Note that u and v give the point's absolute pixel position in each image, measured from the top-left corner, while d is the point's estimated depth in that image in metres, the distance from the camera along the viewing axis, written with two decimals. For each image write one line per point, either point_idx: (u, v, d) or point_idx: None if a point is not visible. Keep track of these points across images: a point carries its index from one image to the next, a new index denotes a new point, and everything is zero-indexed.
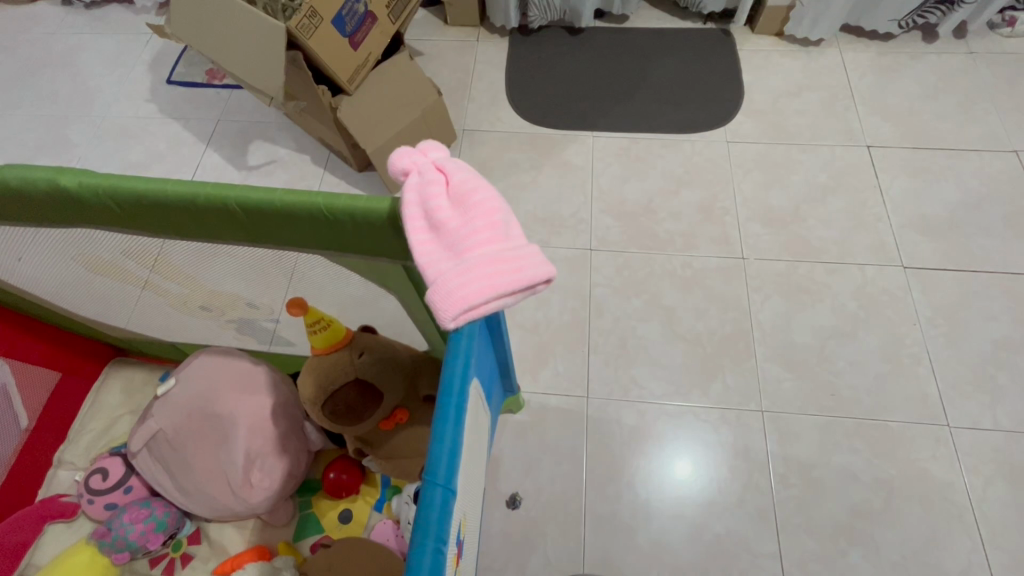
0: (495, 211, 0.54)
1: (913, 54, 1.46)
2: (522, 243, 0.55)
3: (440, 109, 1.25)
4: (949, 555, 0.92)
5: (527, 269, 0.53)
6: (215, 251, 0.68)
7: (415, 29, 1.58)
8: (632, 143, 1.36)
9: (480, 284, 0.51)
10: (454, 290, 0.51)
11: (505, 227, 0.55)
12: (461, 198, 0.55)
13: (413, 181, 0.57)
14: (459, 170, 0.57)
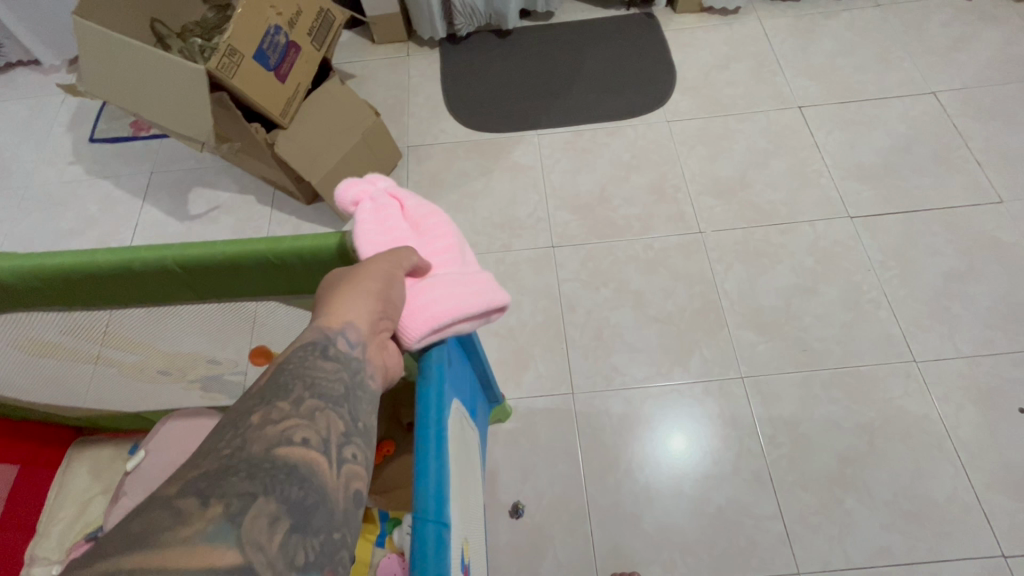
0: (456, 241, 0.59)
1: (826, 14, 1.53)
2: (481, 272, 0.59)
3: (382, 129, 1.23)
4: (935, 486, 0.96)
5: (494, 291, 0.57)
6: (163, 315, 0.65)
7: (342, 52, 1.56)
8: (577, 136, 1.37)
9: (448, 300, 0.52)
10: (421, 308, 0.52)
11: (461, 252, 0.58)
12: (418, 225, 0.58)
13: (366, 206, 0.57)
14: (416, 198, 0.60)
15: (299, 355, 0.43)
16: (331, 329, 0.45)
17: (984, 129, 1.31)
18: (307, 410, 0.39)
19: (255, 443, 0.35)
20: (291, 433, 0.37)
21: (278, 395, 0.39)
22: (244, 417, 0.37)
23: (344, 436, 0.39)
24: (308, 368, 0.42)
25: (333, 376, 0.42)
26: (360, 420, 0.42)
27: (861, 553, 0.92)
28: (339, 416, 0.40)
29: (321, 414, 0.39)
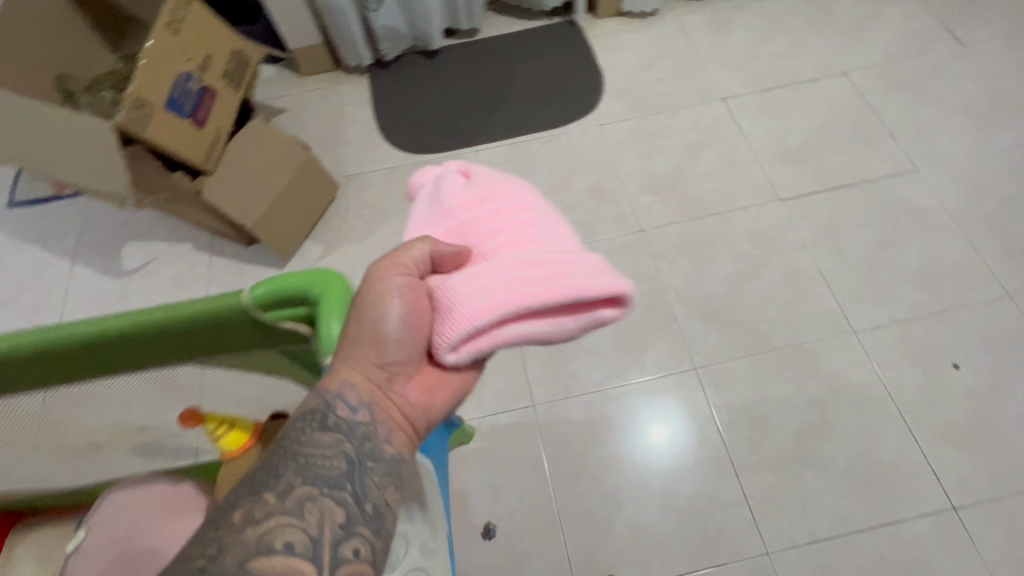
0: (519, 217, 0.53)
1: (739, 6, 1.58)
2: (555, 252, 0.50)
3: (314, 163, 1.22)
4: (886, 449, 0.99)
5: (563, 279, 0.48)
6: (67, 402, 0.58)
7: (270, 88, 1.54)
8: (513, 148, 1.39)
9: (501, 292, 0.47)
10: (454, 307, 0.48)
11: (530, 232, 0.52)
12: (483, 200, 0.55)
13: (432, 188, 0.58)
14: (481, 172, 0.58)
15: (299, 427, 0.46)
16: (327, 397, 0.48)
17: (895, 102, 1.38)
18: (293, 501, 0.41)
19: (231, 552, 0.38)
20: (272, 538, 0.39)
21: (265, 487, 0.42)
22: (227, 513, 0.40)
23: (340, 528, 0.42)
24: (304, 444, 0.45)
25: (327, 454, 0.45)
26: (359, 503, 0.44)
27: (824, 524, 0.94)
28: (331, 502, 0.43)
29: (312, 505, 0.42)
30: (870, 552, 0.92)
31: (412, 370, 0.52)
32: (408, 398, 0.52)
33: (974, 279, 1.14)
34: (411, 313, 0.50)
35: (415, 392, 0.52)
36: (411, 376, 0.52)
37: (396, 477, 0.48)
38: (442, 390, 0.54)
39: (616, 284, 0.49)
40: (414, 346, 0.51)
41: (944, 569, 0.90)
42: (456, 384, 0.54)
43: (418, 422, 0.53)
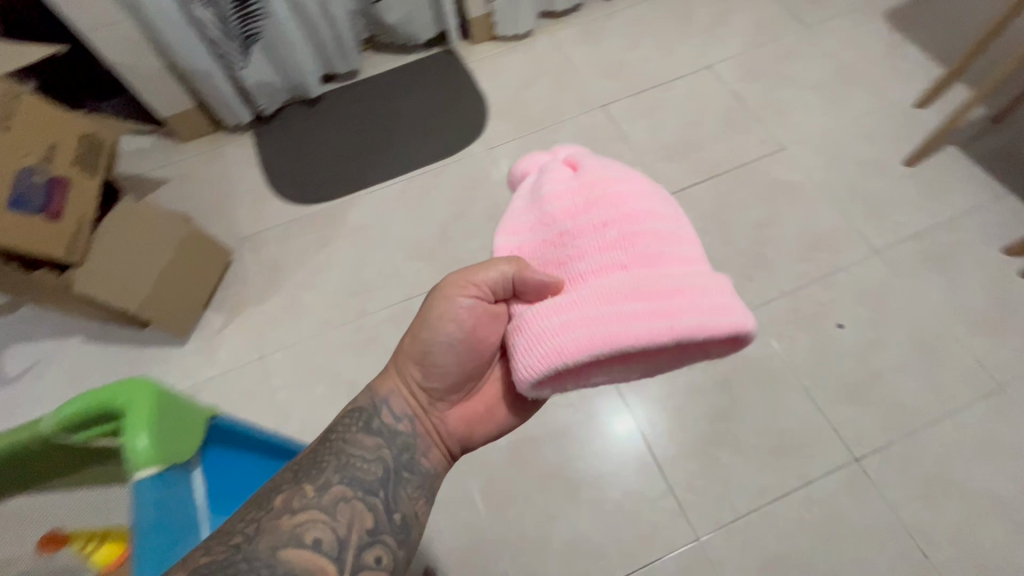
0: (621, 239, 0.56)
1: (605, 14, 1.65)
2: (653, 286, 0.53)
3: (199, 234, 1.19)
4: (790, 416, 1.05)
5: (664, 316, 0.51)
6: None
7: (148, 159, 1.48)
8: (407, 184, 1.39)
9: (593, 328, 0.52)
10: (538, 340, 0.55)
11: (627, 258, 0.55)
12: (583, 212, 0.59)
13: (532, 182, 0.65)
14: (590, 171, 0.61)
15: (347, 424, 0.63)
16: (377, 405, 0.66)
17: (757, 87, 1.47)
18: (331, 497, 0.56)
19: (266, 539, 0.50)
20: (304, 530, 0.52)
21: (308, 479, 0.56)
22: (273, 498, 0.54)
23: (366, 533, 0.56)
24: (348, 444, 0.61)
25: (367, 458, 0.61)
26: (386, 511, 0.59)
27: (744, 500, 0.99)
28: (359, 501, 0.57)
29: (345, 505, 0.56)
30: (789, 517, 0.97)
31: (451, 400, 0.69)
32: (443, 423, 0.69)
33: (845, 242, 1.22)
34: (466, 343, 0.65)
35: (450, 420, 0.69)
36: (449, 405, 0.69)
37: (421, 492, 0.64)
38: (473, 423, 0.70)
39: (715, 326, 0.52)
40: (456, 378, 0.68)
41: (854, 520, 0.96)
42: (487, 419, 0.71)
43: (448, 444, 0.69)
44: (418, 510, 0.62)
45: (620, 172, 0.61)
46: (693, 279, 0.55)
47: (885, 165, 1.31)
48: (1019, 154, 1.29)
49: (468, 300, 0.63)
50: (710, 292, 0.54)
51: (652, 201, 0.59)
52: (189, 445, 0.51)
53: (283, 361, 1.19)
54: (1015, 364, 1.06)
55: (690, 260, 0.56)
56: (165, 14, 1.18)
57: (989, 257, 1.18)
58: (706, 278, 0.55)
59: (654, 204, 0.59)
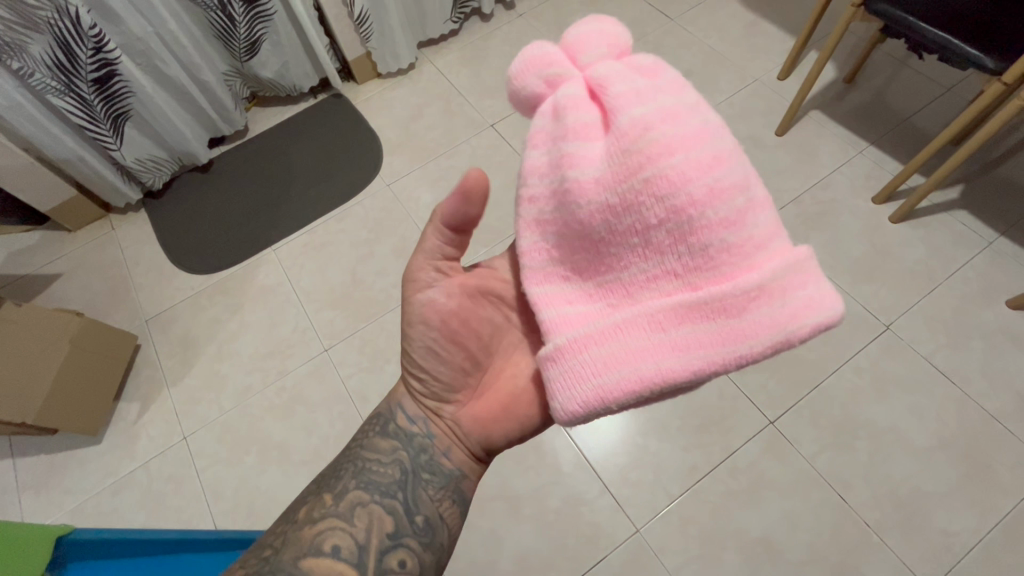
0: (681, 235, 0.45)
1: (483, 36, 1.68)
2: (722, 302, 0.44)
3: (95, 325, 1.14)
4: (707, 392, 1.10)
5: (739, 342, 0.44)
6: None
7: (37, 254, 1.42)
8: (311, 235, 1.38)
9: (651, 366, 0.45)
10: (581, 379, 0.46)
11: (688, 264, 0.45)
12: (625, 196, 0.45)
13: (546, 127, 0.49)
14: (631, 118, 0.44)
15: (367, 428, 0.61)
16: (391, 410, 0.62)
17: None
18: (347, 503, 0.54)
19: (286, 551, 0.51)
20: (321, 540, 0.52)
21: (325, 489, 0.56)
22: (296, 510, 0.55)
23: (387, 538, 0.54)
24: (365, 448, 0.59)
25: (383, 461, 0.58)
26: (407, 514, 0.56)
27: (677, 481, 1.03)
28: (377, 506, 0.55)
29: (362, 511, 0.54)
30: (720, 490, 1.01)
31: (459, 399, 0.62)
32: (458, 426, 0.61)
33: None
34: (446, 340, 0.59)
35: (465, 422, 0.61)
36: (461, 404, 0.62)
37: (447, 493, 0.59)
38: (490, 423, 0.60)
39: (798, 338, 0.45)
40: (455, 374, 0.60)
41: (778, 479, 1.01)
42: (506, 416, 0.60)
43: (470, 447, 0.61)
44: (444, 512, 0.58)
45: (674, 113, 0.45)
46: (772, 277, 0.45)
47: (758, 138, 1.39)
48: (874, 109, 1.40)
49: (426, 295, 0.58)
50: (793, 293, 0.45)
51: (721, 163, 0.44)
52: None
53: (207, 437, 1.16)
54: (896, 303, 1.15)
55: (768, 246, 0.45)
56: (16, 109, 1.14)
57: (861, 208, 1.27)
58: (791, 271, 0.45)
59: (723, 165, 0.45)
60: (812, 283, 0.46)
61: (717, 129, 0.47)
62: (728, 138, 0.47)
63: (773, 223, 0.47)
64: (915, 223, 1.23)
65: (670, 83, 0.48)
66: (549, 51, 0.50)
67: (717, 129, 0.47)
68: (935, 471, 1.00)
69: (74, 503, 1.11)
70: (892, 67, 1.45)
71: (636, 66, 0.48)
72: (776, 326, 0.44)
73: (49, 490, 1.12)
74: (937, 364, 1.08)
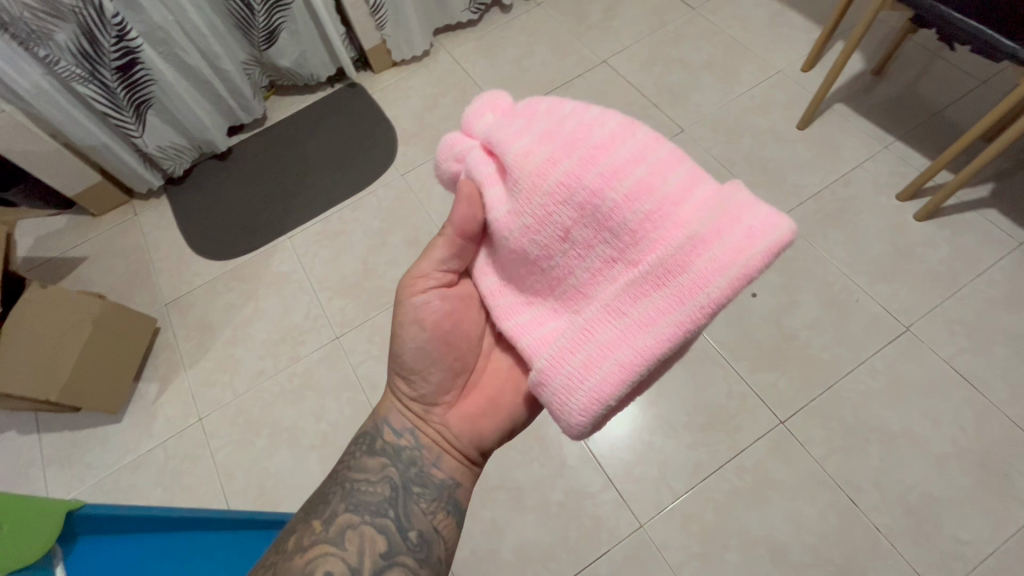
0: (599, 225, 0.47)
1: (500, 26, 1.67)
2: (662, 266, 0.45)
3: (116, 308, 1.17)
4: (716, 390, 1.08)
5: (695, 294, 0.44)
6: None
7: (64, 238, 1.47)
8: (325, 223, 1.40)
9: (628, 354, 0.45)
10: (568, 390, 0.46)
11: (619, 248, 0.47)
12: (541, 210, 0.47)
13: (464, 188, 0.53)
14: (516, 152, 0.47)
15: (355, 447, 0.61)
16: (378, 424, 0.62)
17: (651, 75, 1.50)
18: (337, 528, 0.54)
19: None
20: (313, 568, 0.52)
21: (314, 515, 0.55)
22: (288, 540, 0.55)
23: (381, 559, 0.54)
24: (353, 469, 0.59)
25: (371, 481, 0.58)
26: (399, 531, 0.56)
27: (681, 479, 1.02)
28: (369, 528, 0.55)
29: (353, 533, 0.54)
30: (725, 489, 1.00)
31: (447, 402, 0.62)
32: (447, 430, 0.61)
33: None
34: (440, 341, 0.60)
35: (454, 423, 0.61)
36: (449, 407, 0.62)
37: (440, 504, 0.59)
38: (480, 419, 0.62)
39: (753, 268, 0.43)
40: (445, 377, 0.61)
41: (785, 481, 1.00)
42: (493, 410, 0.62)
43: (462, 450, 0.61)
44: (437, 524, 0.58)
45: (554, 128, 0.48)
46: (702, 223, 0.44)
47: (779, 132, 1.36)
48: (902, 103, 1.35)
49: (422, 297, 0.60)
50: (729, 228, 0.44)
51: (612, 145, 0.46)
52: None
53: (222, 420, 1.19)
54: (916, 304, 1.11)
55: (688, 196, 0.45)
56: (43, 95, 1.18)
57: (883, 205, 1.23)
58: (718, 211, 0.44)
59: (612, 147, 0.46)
60: (747, 212, 0.44)
61: (603, 118, 0.48)
62: (618, 118, 0.48)
63: (687, 171, 0.46)
64: (940, 221, 1.19)
65: (549, 104, 0.50)
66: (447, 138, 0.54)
67: (603, 117, 0.48)
68: (950, 478, 0.97)
69: (95, 478, 1.15)
70: (923, 59, 1.39)
71: (517, 108, 0.51)
72: (723, 265, 0.43)
73: (72, 465, 1.17)
74: (958, 368, 1.05)
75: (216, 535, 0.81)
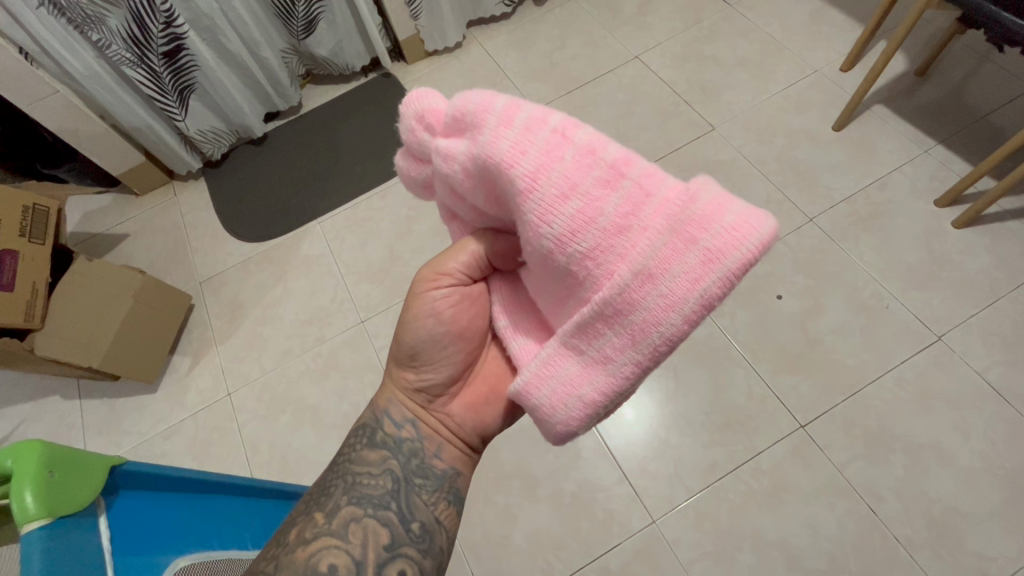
0: (545, 265, 0.43)
1: (533, 19, 1.67)
2: (610, 307, 0.41)
3: (155, 284, 1.22)
4: (735, 390, 1.08)
5: (648, 331, 0.41)
6: None
7: (108, 215, 1.54)
8: (354, 210, 1.43)
9: (590, 388, 0.44)
10: (537, 419, 0.47)
11: (571, 283, 0.43)
12: None
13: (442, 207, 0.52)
14: None
15: (354, 441, 0.61)
16: (378, 417, 0.62)
17: (684, 72, 1.48)
18: (340, 520, 0.54)
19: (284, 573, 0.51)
20: (317, 561, 0.52)
21: (316, 508, 0.55)
22: (288, 532, 0.54)
23: (384, 551, 0.54)
24: (353, 463, 0.59)
25: (371, 474, 0.58)
26: (402, 523, 0.56)
27: (695, 476, 1.02)
28: (371, 521, 0.55)
29: (356, 526, 0.54)
30: (740, 489, 1.00)
31: (452, 392, 0.63)
32: (450, 419, 0.62)
33: (780, 213, 1.24)
34: (455, 335, 0.59)
35: (457, 412, 0.63)
36: (451, 398, 0.63)
37: (441, 495, 0.59)
38: (482, 408, 0.63)
39: (707, 299, 0.39)
40: (452, 369, 0.61)
41: (802, 485, 0.98)
42: (496, 400, 0.63)
43: (463, 439, 0.63)
44: (438, 515, 0.58)
45: (479, 162, 0.43)
46: (649, 253, 0.39)
47: (813, 132, 1.33)
48: (946, 106, 1.30)
49: (443, 291, 0.58)
50: (677, 256, 0.39)
51: (540, 177, 0.41)
52: (68, 499, 0.47)
53: (249, 395, 1.23)
54: (950, 314, 1.08)
55: (632, 222, 0.40)
56: (95, 78, 1.23)
57: (920, 210, 1.19)
58: (667, 238, 0.39)
59: (545, 176, 0.41)
60: (702, 228, 0.39)
61: (528, 138, 0.41)
62: (548, 133, 0.42)
63: (630, 191, 0.40)
64: (980, 229, 1.15)
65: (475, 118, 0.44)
66: (404, 166, 0.52)
67: (531, 135, 0.41)
68: (977, 492, 0.94)
69: (130, 444, 1.21)
70: (970, 62, 1.35)
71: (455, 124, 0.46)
72: (676, 300, 0.39)
73: (110, 430, 1.23)
74: (991, 381, 1.02)
75: (234, 501, 0.80)
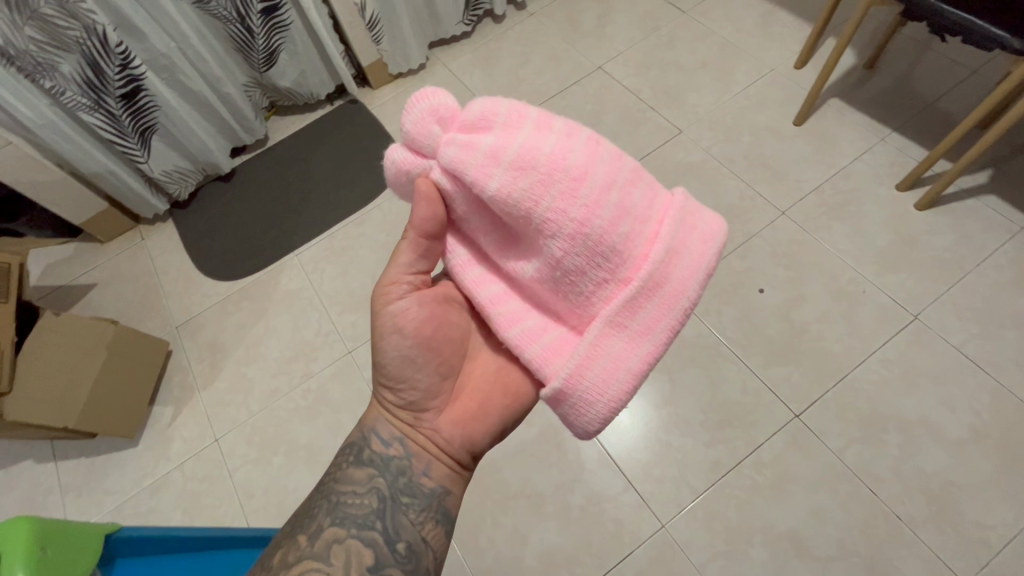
0: (590, 250, 0.46)
1: (495, 36, 1.69)
2: (651, 282, 0.47)
3: (129, 332, 1.18)
4: (730, 387, 1.09)
5: (677, 298, 0.48)
6: None
7: (73, 265, 1.48)
8: (331, 240, 1.41)
9: (633, 359, 0.48)
10: (589, 403, 0.49)
11: (611, 266, 0.47)
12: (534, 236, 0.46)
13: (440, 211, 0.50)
14: (497, 187, 0.45)
15: (343, 458, 0.60)
16: (364, 435, 0.60)
17: (647, 79, 1.52)
18: (322, 542, 0.53)
19: None
20: None
21: (299, 531, 0.54)
22: (272, 556, 0.53)
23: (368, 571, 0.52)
24: (339, 481, 0.58)
25: (356, 493, 0.56)
26: (388, 543, 0.54)
27: (700, 476, 1.02)
28: (353, 541, 0.53)
29: (339, 548, 0.53)
30: (744, 484, 1.00)
31: (438, 406, 0.61)
32: (438, 434, 0.60)
33: (753, 209, 1.27)
34: (421, 347, 0.58)
35: (444, 428, 0.60)
36: (439, 412, 0.61)
37: (429, 514, 0.58)
38: (470, 424, 0.61)
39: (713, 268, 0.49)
40: (431, 380, 0.59)
41: (804, 474, 1.00)
42: (484, 415, 0.61)
43: (452, 455, 0.60)
44: (426, 534, 0.56)
45: (523, 155, 0.45)
46: (675, 233, 0.48)
47: (776, 129, 1.37)
48: (897, 95, 1.36)
49: (402, 303, 0.58)
50: (691, 236, 0.49)
51: (586, 171, 0.46)
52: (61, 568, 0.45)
53: (238, 439, 1.19)
54: (924, 293, 1.12)
55: (654, 211, 0.48)
56: (50, 125, 1.19)
57: (885, 196, 1.24)
58: (682, 221, 0.49)
59: (589, 170, 0.46)
60: (697, 217, 0.50)
61: (568, 138, 0.46)
62: (582, 135, 0.47)
63: (649, 187, 0.49)
64: (942, 209, 1.20)
65: (508, 119, 0.47)
66: (399, 160, 0.49)
67: (569, 137, 0.47)
68: (968, 464, 0.97)
69: (114, 502, 1.15)
70: (914, 52, 1.42)
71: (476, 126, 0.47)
72: (695, 270, 0.48)
73: (92, 491, 1.17)
74: (969, 354, 1.06)
75: None
